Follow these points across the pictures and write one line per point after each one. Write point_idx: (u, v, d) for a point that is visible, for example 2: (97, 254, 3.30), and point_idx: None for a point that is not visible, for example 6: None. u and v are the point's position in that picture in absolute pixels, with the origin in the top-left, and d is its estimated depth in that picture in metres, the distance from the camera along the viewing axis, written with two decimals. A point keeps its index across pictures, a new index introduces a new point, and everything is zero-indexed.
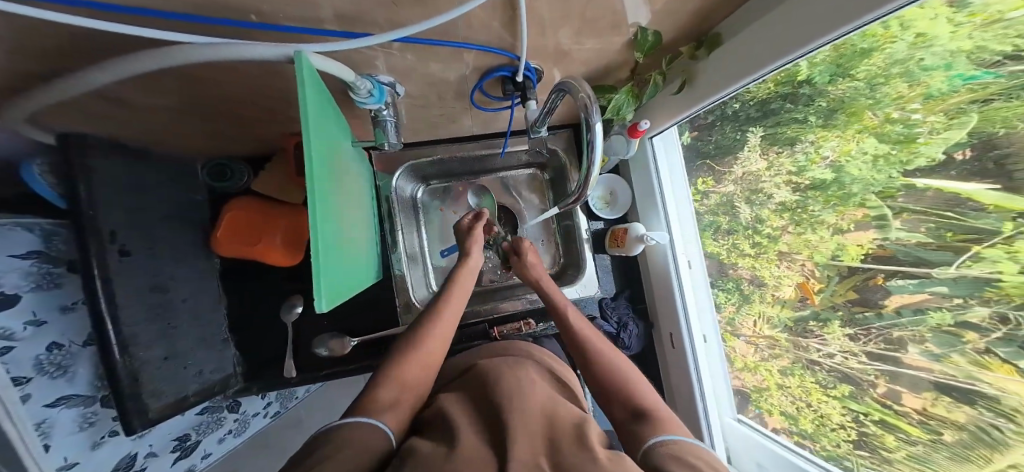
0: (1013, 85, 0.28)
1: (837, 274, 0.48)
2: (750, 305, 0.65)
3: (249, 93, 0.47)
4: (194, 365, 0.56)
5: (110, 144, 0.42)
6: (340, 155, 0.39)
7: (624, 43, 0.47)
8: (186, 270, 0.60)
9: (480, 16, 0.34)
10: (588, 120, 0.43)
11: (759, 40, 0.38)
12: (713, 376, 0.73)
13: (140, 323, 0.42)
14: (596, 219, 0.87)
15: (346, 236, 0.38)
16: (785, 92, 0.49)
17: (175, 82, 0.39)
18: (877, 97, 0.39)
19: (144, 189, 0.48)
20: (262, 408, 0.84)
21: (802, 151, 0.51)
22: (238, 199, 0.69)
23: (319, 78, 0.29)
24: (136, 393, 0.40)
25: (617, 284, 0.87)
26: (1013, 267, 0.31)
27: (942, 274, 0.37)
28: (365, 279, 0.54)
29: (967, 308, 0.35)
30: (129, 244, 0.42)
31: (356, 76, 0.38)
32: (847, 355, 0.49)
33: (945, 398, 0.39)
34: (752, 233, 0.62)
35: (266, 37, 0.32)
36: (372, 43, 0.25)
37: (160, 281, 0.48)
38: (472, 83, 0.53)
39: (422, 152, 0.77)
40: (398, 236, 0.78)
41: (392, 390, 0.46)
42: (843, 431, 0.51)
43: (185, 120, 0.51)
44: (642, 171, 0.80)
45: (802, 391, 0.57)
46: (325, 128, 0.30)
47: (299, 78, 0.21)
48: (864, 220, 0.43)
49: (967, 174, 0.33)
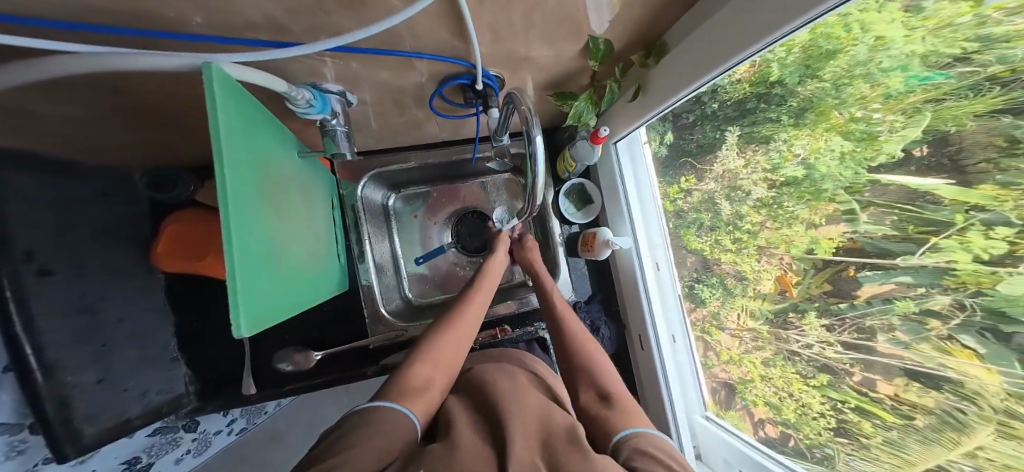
0: (962, 86, 0.29)
1: (813, 267, 0.50)
2: (733, 299, 0.66)
3: (171, 101, 0.43)
4: (137, 386, 0.53)
5: (28, 155, 0.39)
6: (274, 163, 0.38)
7: (579, 50, 0.47)
8: (126, 286, 0.56)
9: (422, 24, 0.33)
10: (529, 133, 0.43)
11: (703, 42, 0.39)
12: (678, 364, 0.82)
13: (68, 347, 0.38)
14: (569, 224, 0.91)
15: (285, 250, 0.37)
16: (760, 92, 0.50)
17: (96, 93, 0.36)
18: (842, 97, 0.40)
19: (72, 203, 0.45)
20: (224, 426, 0.78)
21: (775, 149, 0.52)
22: (179, 213, 0.65)
23: (243, 90, 0.28)
24: (68, 419, 0.37)
25: (592, 288, 0.95)
26: (968, 256, 0.32)
27: (906, 264, 0.38)
28: (313, 293, 0.52)
29: (928, 296, 0.36)
30: (50, 263, 0.38)
31: (290, 86, 0.36)
32: (823, 345, 0.50)
33: (915, 384, 0.39)
34: (733, 229, 0.63)
35: (181, 47, 0.30)
36: (302, 53, 0.26)
37: (93, 300, 0.45)
38: (431, 89, 0.52)
39: (388, 159, 0.75)
40: (365, 246, 0.75)
41: (426, 371, 0.48)
42: (823, 419, 0.52)
43: (116, 131, 0.48)
44: (608, 175, 0.87)
45: (784, 381, 0.58)
46: (251, 144, 0.29)
47: (211, 94, 0.21)
48: (835, 215, 0.45)
49: (924, 170, 0.34)
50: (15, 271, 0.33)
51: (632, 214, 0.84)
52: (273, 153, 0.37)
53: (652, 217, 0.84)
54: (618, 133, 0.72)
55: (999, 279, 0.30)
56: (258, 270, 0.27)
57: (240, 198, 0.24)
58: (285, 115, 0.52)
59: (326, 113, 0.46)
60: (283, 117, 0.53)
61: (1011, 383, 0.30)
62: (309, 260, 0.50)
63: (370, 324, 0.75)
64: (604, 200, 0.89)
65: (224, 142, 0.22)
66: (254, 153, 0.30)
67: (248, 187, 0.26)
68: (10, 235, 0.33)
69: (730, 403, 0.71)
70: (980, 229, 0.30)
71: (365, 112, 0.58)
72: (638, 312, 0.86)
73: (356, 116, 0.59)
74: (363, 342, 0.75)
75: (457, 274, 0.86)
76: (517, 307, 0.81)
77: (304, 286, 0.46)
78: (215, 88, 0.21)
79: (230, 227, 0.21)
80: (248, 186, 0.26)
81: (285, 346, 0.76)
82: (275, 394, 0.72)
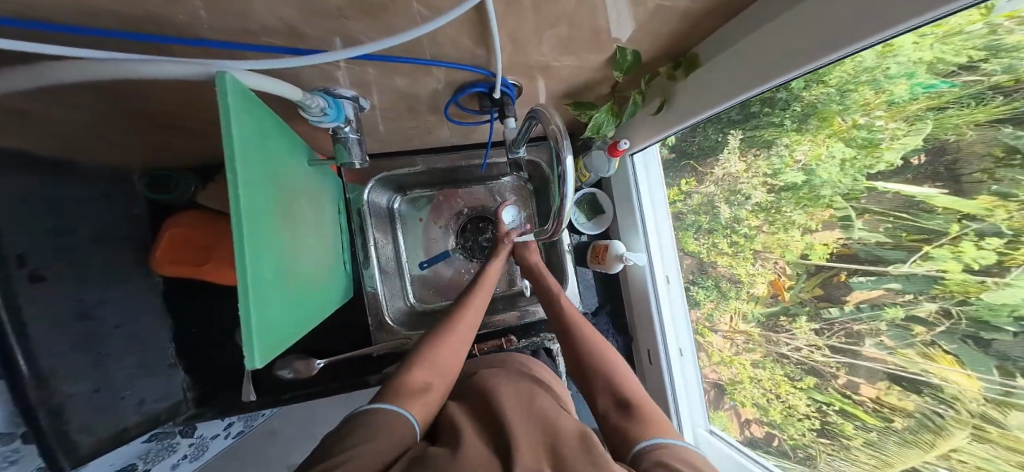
0: (965, 94, 0.30)
1: (806, 271, 0.51)
2: (726, 302, 0.68)
3: (176, 104, 0.44)
4: (133, 394, 0.53)
5: (30, 157, 0.38)
6: (285, 169, 0.37)
7: (605, 60, 0.48)
8: (124, 286, 0.54)
9: (447, 33, 0.33)
10: (559, 153, 0.43)
11: (752, 56, 0.37)
12: (687, 381, 0.79)
13: (60, 356, 0.37)
14: (579, 234, 0.90)
15: (296, 257, 0.37)
16: (762, 97, 0.48)
17: (93, 95, 0.36)
18: (846, 103, 0.41)
19: (67, 203, 0.44)
20: (222, 430, 0.78)
21: (777, 154, 0.53)
22: (178, 214, 0.64)
23: (256, 103, 0.28)
24: (62, 431, 0.36)
25: (599, 298, 0.92)
26: (958, 266, 0.34)
27: (897, 271, 0.40)
28: (324, 304, 0.53)
29: (916, 303, 0.39)
30: (41, 268, 0.36)
31: (306, 95, 0.36)
32: (812, 348, 0.53)
33: (895, 387, 0.42)
34: (730, 232, 0.65)
35: (197, 51, 0.30)
36: (328, 59, 0.26)
37: (90, 306, 0.44)
38: (447, 97, 0.53)
39: (396, 163, 0.76)
40: (371, 250, 0.76)
41: (424, 375, 0.49)
42: (808, 420, 0.54)
43: (110, 127, 0.46)
44: (622, 185, 0.83)
45: (771, 383, 0.60)
46: (263, 155, 0.29)
47: (225, 104, 0.21)
48: (830, 220, 0.46)
49: (921, 179, 0.36)
50: (8, 280, 0.31)
51: (645, 225, 0.81)
52: (284, 161, 0.37)
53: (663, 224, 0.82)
54: (637, 146, 0.71)
55: (986, 288, 0.32)
56: (269, 279, 0.26)
57: (252, 208, 0.24)
58: (294, 119, 0.52)
59: (339, 122, 0.46)
60: (294, 120, 0.53)
61: (993, 391, 0.33)
62: (318, 269, 0.50)
63: (374, 330, 0.76)
64: (616, 211, 0.87)
65: (238, 151, 0.21)
66: (266, 164, 0.29)
67: (260, 195, 0.26)
68: (2, 242, 0.31)
69: (721, 403, 0.73)
70: (973, 238, 0.32)
71: (375, 116, 0.58)
72: (646, 321, 0.83)
73: (366, 121, 0.59)
74: (366, 350, 0.75)
75: (460, 280, 0.86)
76: (522, 318, 0.83)
77: (313, 299, 0.46)
78: (229, 98, 0.21)
79: (242, 231, 0.21)
80: (260, 196, 0.26)
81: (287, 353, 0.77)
82: (271, 404, 0.73)
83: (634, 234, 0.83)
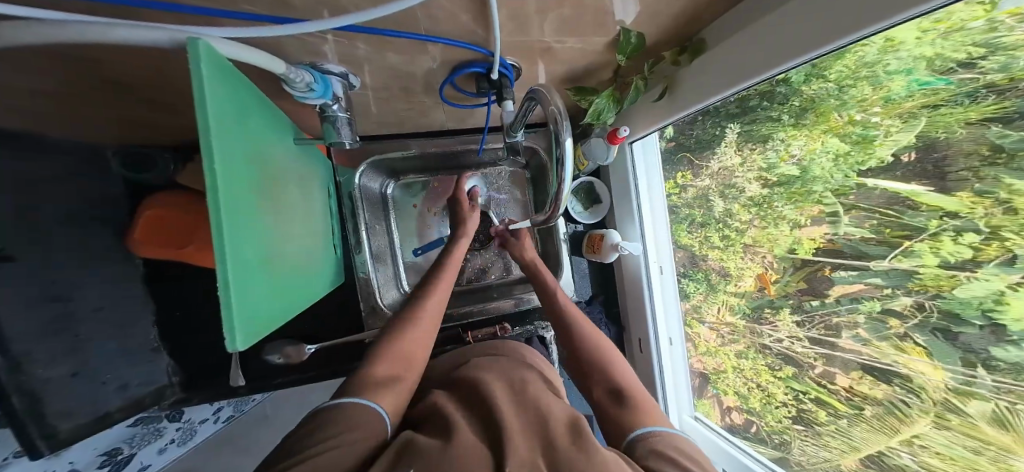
0: (959, 92, 0.31)
1: (792, 265, 0.52)
2: (715, 294, 0.69)
3: (161, 76, 0.43)
4: (114, 379, 0.51)
5: (11, 134, 0.36)
6: (267, 151, 0.36)
7: (608, 42, 0.46)
8: (103, 270, 0.53)
9: (443, 6, 0.32)
10: (557, 135, 0.42)
11: (761, 42, 0.36)
12: (675, 371, 0.80)
13: (36, 340, 0.35)
14: (574, 223, 0.90)
15: (282, 246, 0.37)
16: (763, 92, 0.47)
17: (46, 58, 0.32)
18: (844, 99, 0.40)
19: (43, 182, 0.41)
20: (212, 413, 0.81)
21: (772, 148, 0.53)
22: (157, 195, 0.61)
23: (231, 72, 0.26)
24: (38, 414, 0.35)
25: (593, 289, 0.93)
26: (935, 260, 0.35)
27: (877, 267, 0.41)
28: (312, 291, 0.52)
29: (893, 297, 0.40)
30: (10, 249, 0.35)
31: (290, 69, 0.34)
32: (792, 340, 0.54)
33: (867, 377, 0.44)
34: (722, 227, 0.65)
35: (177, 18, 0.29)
36: (310, 30, 0.24)
37: (65, 290, 0.43)
38: (443, 77, 0.51)
39: (391, 146, 0.74)
40: (363, 235, 0.75)
41: (390, 367, 0.48)
42: (784, 408, 0.57)
43: (87, 99, 0.43)
44: (621, 175, 0.82)
45: (753, 372, 0.63)
46: (241, 132, 0.28)
47: (196, 72, 0.19)
48: (818, 215, 0.47)
49: (910, 175, 0.36)
50: None
51: (643, 219, 0.80)
52: (266, 140, 0.36)
53: (659, 216, 0.80)
54: (636, 134, 0.70)
55: (958, 282, 0.34)
56: (253, 272, 0.26)
57: (230, 192, 0.23)
58: (279, 95, 0.50)
59: (326, 99, 0.44)
60: (278, 97, 0.50)
61: (957, 380, 0.35)
62: (306, 257, 0.49)
63: (366, 316, 0.76)
64: (614, 201, 0.86)
65: (209, 128, 0.20)
66: (244, 142, 0.28)
67: (239, 178, 0.25)
68: None
69: (703, 392, 0.76)
70: (951, 234, 0.33)
71: (367, 96, 0.56)
72: (638, 313, 0.83)
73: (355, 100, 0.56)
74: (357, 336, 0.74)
75: None
76: (517, 305, 0.84)
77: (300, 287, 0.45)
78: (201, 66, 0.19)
79: (221, 226, 0.20)
80: (239, 177, 0.25)
81: (276, 339, 0.76)
82: (263, 387, 0.73)
83: (631, 226, 0.82)
